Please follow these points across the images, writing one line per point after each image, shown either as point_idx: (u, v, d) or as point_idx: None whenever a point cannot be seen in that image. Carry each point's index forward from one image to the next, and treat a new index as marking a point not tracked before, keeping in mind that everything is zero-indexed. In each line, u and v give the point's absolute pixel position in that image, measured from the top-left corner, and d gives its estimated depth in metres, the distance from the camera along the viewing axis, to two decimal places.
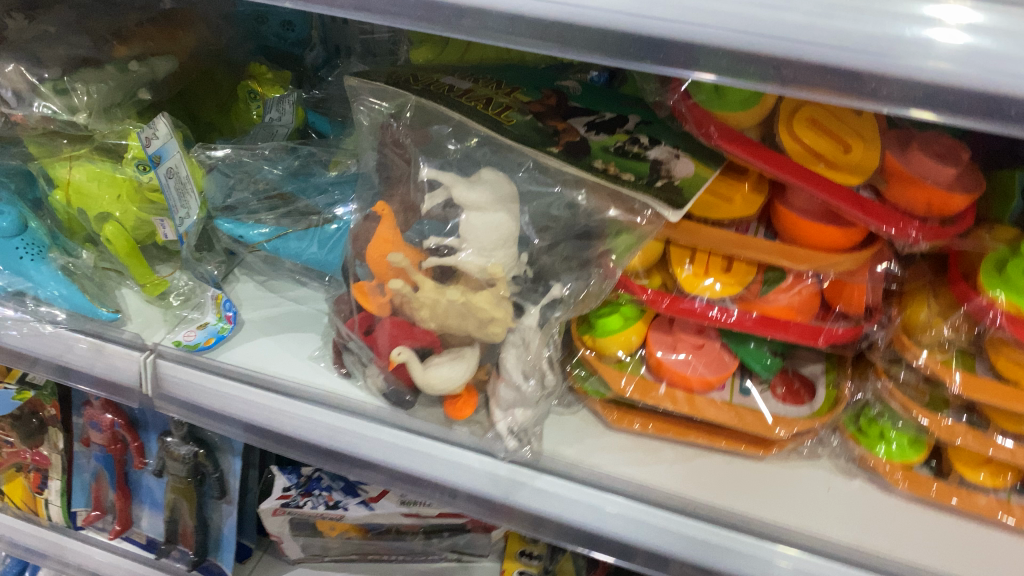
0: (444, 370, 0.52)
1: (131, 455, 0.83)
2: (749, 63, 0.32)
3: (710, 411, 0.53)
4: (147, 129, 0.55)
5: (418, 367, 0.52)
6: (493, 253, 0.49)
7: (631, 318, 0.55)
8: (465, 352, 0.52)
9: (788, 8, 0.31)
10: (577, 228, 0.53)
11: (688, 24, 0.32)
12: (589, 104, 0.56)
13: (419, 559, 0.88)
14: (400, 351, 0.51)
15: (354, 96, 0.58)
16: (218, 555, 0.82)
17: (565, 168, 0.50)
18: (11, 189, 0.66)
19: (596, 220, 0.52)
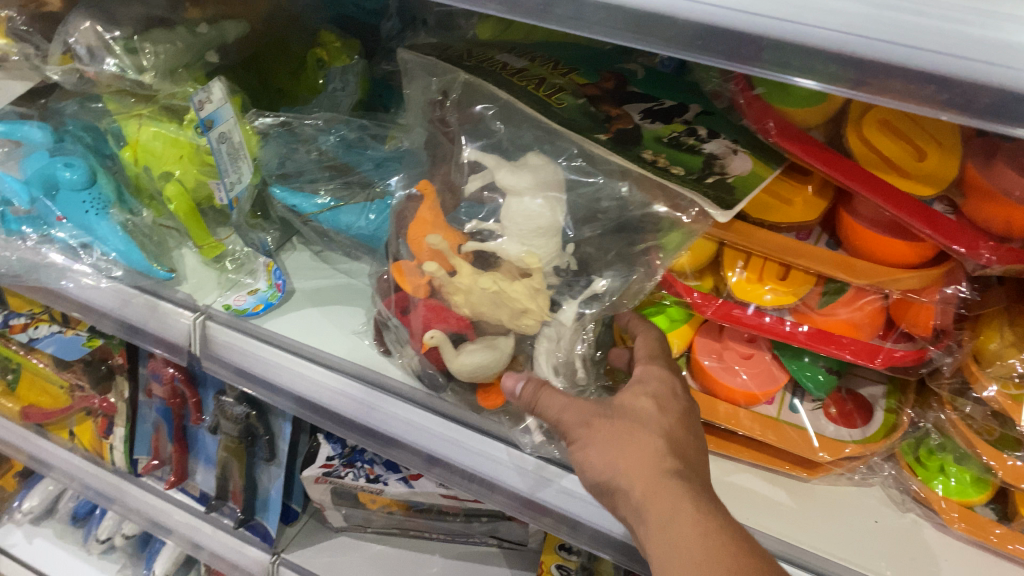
0: (476, 358, 0.49)
1: (189, 411, 0.83)
2: (846, 67, 0.30)
3: (749, 425, 0.50)
4: (200, 93, 0.54)
5: (450, 352, 0.49)
6: (534, 243, 0.47)
7: (677, 321, 0.53)
8: (500, 342, 0.49)
9: (910, 10, 0.28)
10: (627, 222, 0.50)
11: (802, 24, 0.30)
12: (649, 89, 0.54)
13: (460, 540, 0.88)
14: (433, 334, 0.49)
15: (406, 70, 0.58)
16: (264, 515, 0.84)
17: (614, 159, 0.48)
18: (84, 144, 0.67)
19: (639, 211, 0.49)
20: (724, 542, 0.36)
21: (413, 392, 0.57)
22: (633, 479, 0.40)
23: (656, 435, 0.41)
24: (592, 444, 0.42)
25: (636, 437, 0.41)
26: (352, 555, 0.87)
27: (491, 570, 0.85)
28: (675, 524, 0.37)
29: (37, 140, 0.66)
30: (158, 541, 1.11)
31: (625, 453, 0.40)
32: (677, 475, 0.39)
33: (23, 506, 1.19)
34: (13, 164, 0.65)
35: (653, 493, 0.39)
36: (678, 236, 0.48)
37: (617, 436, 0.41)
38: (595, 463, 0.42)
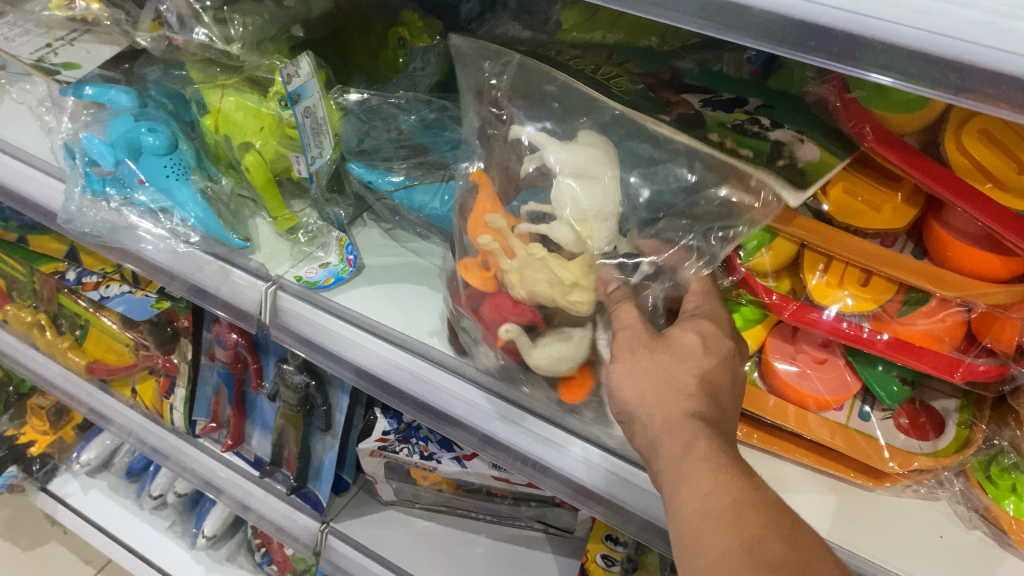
0: (553, 351, 0.49)
1: (250, 376, 0.84)
2: (928, 66, 0.30)
3: (819, 431, 0.50)
4: (289, 65, 0.54)
5: (528, 346, 0.50)
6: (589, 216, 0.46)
7: (750, 322, 0.52)
8: (574, 335, 0.49)
9: (994, 10, 0.28)
10: (695, 204, 0.50)
11: (884, 20, 0.30)
12: (706, 83, 0.54)
13: (507, 523, 0.89)
14: (509, 329, 0.49)
15: (456, 54, 0.58)
16: (315, 484, 0.84)
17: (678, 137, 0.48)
18: (166, 110, 0.69)
19: (713, 192, 0.49)
20: (739, 466, 0.35)
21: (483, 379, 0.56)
22: (657, 410, 0.39)
23: (687, 369, 0.41)
24: (624, 373, 0.42)
25: (670, 371, 0.41)
26: (398, 529, 0.89)
27: (536, 556, 0.86)
28: (688, 449, 0.37)
29: (121, 103, 0.67)
30: (208, 502, 1.14)
31: (654, 383, 0.40)
32: (701, 406, 0.39)
33: (82, 457, 1.22)
34: (98, 126, 0.67)
35: (678, 422, 0.38)
36: (746, 218, 0.48)
37: (650, 371, 0.41)
38: (625, 392, 0.41)
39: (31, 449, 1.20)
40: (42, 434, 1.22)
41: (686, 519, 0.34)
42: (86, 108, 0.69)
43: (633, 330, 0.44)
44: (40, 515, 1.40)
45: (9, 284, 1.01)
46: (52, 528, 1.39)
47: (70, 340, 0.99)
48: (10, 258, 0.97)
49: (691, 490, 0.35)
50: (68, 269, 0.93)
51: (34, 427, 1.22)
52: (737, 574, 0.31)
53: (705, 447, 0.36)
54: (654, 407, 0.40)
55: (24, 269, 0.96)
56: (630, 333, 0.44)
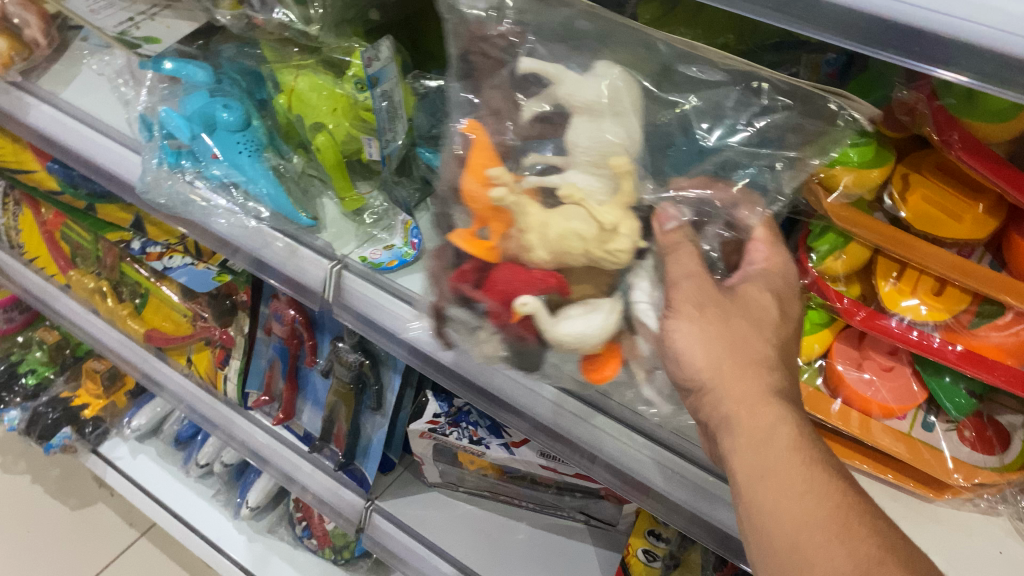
0: (580, 325, 0.42)
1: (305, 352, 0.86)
2: (1010, 68, 0.30)
3: (883, 440, 0.49)
4: (370, 49, 0.56)
5: (549, 319, 0.43)
6: (613, 143, 0.44)
7: (818, 326, 0.52)
8: (600, 310, 0.43)
9: None
10: (743, 144, 0.49)
11: (965, 21, 0.29)
12: None
13: (548, 512, 0.89)
14: (528, 300, 0.42)
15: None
16: (362, 461, 0.85)
17: (722, 59, 0.48)
18: (240, 88, 0.71)
19: (770, 130, 0.48)
20: (827, 473, 0.38)
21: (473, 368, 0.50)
22: (731, 397, 0.40)
23: (750, 347, 0.41)
24: (684, 336, 0.41)
25: (743, 335, 0.41)
26: (441, 511, 0.90)
27: (575, 546, 0.87)
28: (775, 449, 0.39)
29: (197, 79, 0.69)
30: (252, 472, 1.16)
31: (729, 361, 0.41)
32: (776, 396, 0.40)
33: (133, 423, 1.25)
34: (176, 101, 0.69)
35: (759, 417, 0.40)
36: (819, 146, 0.47)
37: (722, 336, 0.41)
38: (688, 365, 0.41)
39: (84, 412, 1.23)
40: (95, 397, 1.25)
41: (778, 508, 0.38)
42: (160, 82, 0.71)
43: (682, 274, 0.42)
44: (88, 476, 1.44)
45: (75, 250, 1.05)
46: (99, 490, 1.43)
47: (130, 308, 1.01)
48: (77, 226, 1.01)
49: (787, 498, 0.38)
50: (133, 238, 0.94)
51: (87, 390, 1.25)
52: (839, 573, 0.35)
53: (792, 450, 0.39)
54: (726, 391, 0.40)
55: (89, 236, 1.01)
56: (679, 279, 0.42)
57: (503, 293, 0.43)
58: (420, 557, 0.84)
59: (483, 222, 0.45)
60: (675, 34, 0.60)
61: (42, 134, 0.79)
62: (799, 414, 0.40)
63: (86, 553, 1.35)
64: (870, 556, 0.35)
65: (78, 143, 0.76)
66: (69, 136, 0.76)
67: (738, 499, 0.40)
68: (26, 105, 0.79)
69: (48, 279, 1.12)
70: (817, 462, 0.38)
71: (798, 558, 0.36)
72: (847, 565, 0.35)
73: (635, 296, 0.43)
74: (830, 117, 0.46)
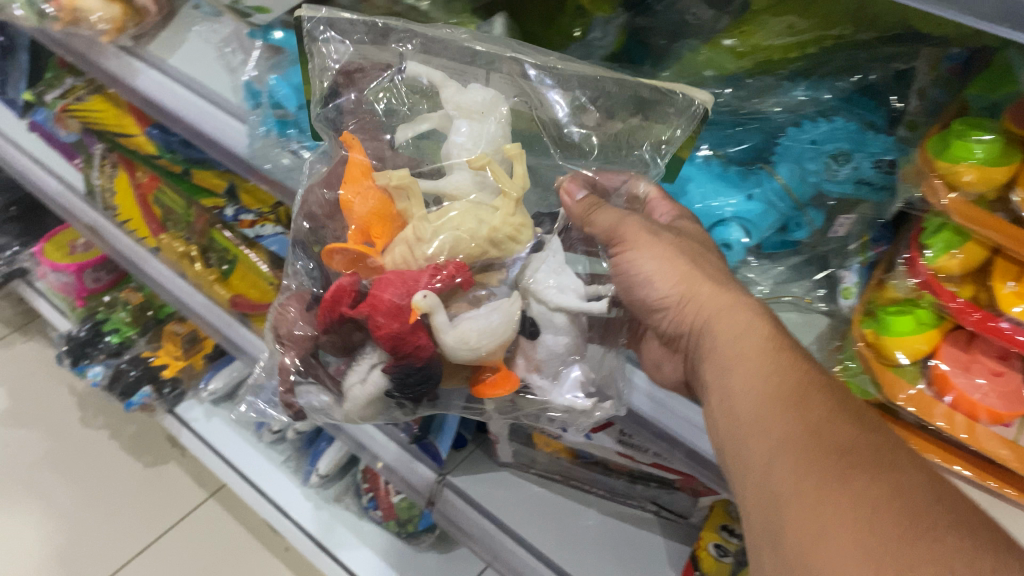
0: (484, 322, 0.46)
1: None
2: None
3: (988, 445, 0.48)
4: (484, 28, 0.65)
5: (445, 320, 0.45)
6: (490, 142, 0.51)
7: (925, 325, 0.51)
8: (502, 304, 0.47)
9: None
10: (623, 136, 0.60)
11: None
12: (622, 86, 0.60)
13: (618, 500, 0.90)
14: (427, 295, 0.44)
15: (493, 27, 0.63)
16: (437, 437, 0.85)
17: (583, 72, 0.58)
18: None
19: (632, 120, 0.59)
20: (793, 358, 0.45)
21: (350, 404, 0.52)
22: (707, 304, 0.50)
23: (715, 275, 0.52)
24: (653, 261, 0.52)
25: (680, 261, 0.51)
26: (511, 491, 0.90)
27: (646, 537, 0.87)
28: (747, 345, 0.47)
29: None
30: (323, 442, 1.18)
31: (681, 280, 0.51)
32: (751, 306, 0.49)
33: (209, 386, 1.29)
34: (282, 73, 0.73)
35: (734, 324, 0.48)
36: (670, 128, 0.57)
37: (672, 260, 0.51)
38: (661, 285, 0.52)
39: (164, 372, 1.26)
40: (174, 359, 1.28)
41: (742, 385, 0.45)
42: (266, 52, 0.76)
43: (615, 222, 0.53)
44: (162, 435, 1.48)
45: (167, 215, 1.09)
46: (171, 449, 1.47)
47: (216, 273, 1.02)
48: (171, 189, 1.05)
49: (753, 377, 0.45)
50: (225, 206, 0.99)
51: (167, 351, 1.29)
52: (775, 418, 0.42)
53: (764, 343, 0.46)
54: (701, 299, 0.50)
55: (182, 201, 1.04)
56: (621, 224, 0.53)
57: (398, 294, 0.44)
58: (488, 534, 0.84)
59: (365, 233, 0.49)
60: (785, 22, 0.62)
61: (145, 98, 0.77)
62: (771, 317, 0.49)
63: (158, 508, 1.40)
64: (822, 416, 0.41)
65: (178, 105, 0.75)
66: (170, 99, 0.75)
67: (713, 389, 0.48)
68: (135, 71, 0.79)
69: (139, 242, 1.12)
70: (784, 349, 0.46)
71: (755, 420, 0.43)
72: (798, 421, 0.41)
73: (537, 283, 0.48)
74: (682, 106, 0.56)
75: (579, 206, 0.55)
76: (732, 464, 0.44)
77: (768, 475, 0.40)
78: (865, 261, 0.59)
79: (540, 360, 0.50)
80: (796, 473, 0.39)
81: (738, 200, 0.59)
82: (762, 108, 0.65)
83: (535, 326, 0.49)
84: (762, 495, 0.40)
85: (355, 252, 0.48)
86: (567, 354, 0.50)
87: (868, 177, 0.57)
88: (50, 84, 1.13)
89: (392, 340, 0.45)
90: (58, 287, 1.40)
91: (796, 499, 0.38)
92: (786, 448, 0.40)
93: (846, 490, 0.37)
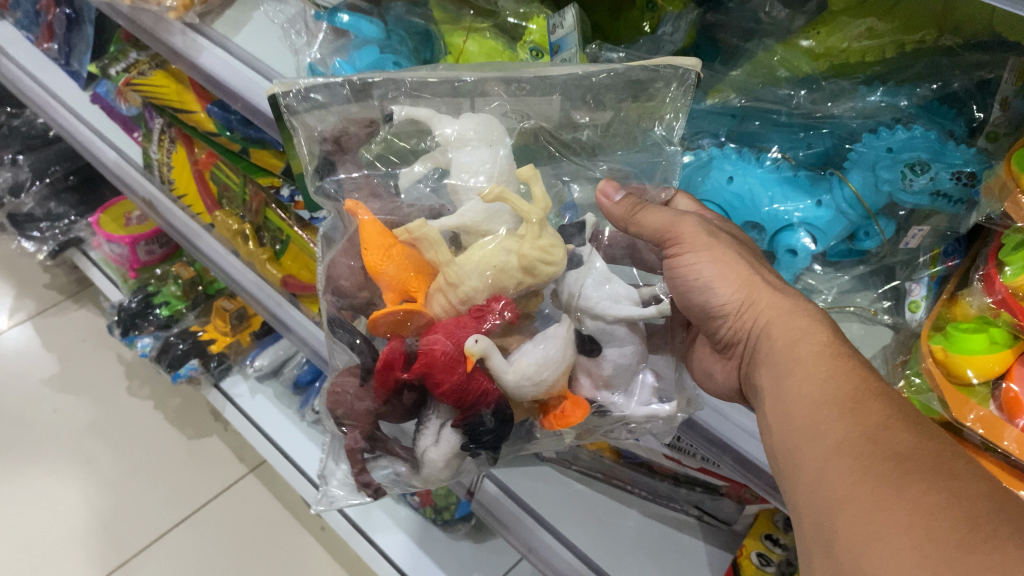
0: (540, 353, 0.47)
1: None
2: None
3: None
4: (555, 19, 0.64)
5: (501, 361, 0.46)
6: (497, 166, 0.51)
7: (999, 344, 0.49)
8: (552, 330, 0.48)
9: None
10: (620, 122, 0.61)
11: None
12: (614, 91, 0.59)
13: (660, 502, 0.90)
14: (478, 340, 0.44)
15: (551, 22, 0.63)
16: None
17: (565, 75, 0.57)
18: (409, 46, 0.72)
19: (626, 105, 0.60)
20: (850, 364, 0.44)
21: (428, 468, 0.52)
22: (765, 310, 0.50)
23: (773, 281, 0.52)
24: (711, 265, 0.51)
25: (737, 268, 0.51)
26: (553, 487, 0.89)
27: (687, 541, 0.86)
28: (803, 351, 0.46)
29: (369, 34, 0.70)
30: None
31: (740, 288, 0.51)
32: (808, 313, 0.49)
33: (256, 362, 1.33)
34: (347, 56, 0.71)
35: (791, 331, 0.48)
36: (670, 102, 0.59)
37: (726, 264, 0.51)
38: (721, 290, 0.51)
39: (211, 347, 1.27)
40: (222, 334, 1.30)
41: (799, 391, 0.45)
42: (330, 34, 0.74)
43: (669, 221, 0.53)
44: (206, 408, 1.51)
45: (223, 191, 1.10)
46: (215, 423, 1.49)
47: (270, 253, 1.05)
48: (228, 167, 1.06)
49: (809, 383, 0.44)
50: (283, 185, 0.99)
51: (216, 327, 1.30)
52: (832, 424, 0.41)
53: (821, 348, 0.46)
54: (759, 305, 0.50)
55: (238, 179, 1.05)
56: (676, 225, 0.53)
57: (449, 346, 0.45)
58: (527, 529, 0.84)
59: (404, 293, 0.47)
60: (864, 25, 0.61)
61: (209, 75, 0.78)
62: (828, 324, 0.48)
63: (199, 480, 1.42)
64: (879, 424, 0.40)
65: (242, 85, 0.75)
66: (233, 78, 0.76)
67: (769, 396, 0.47)
68: (199, 47, 0.79)
69: (193, 217, 1.15)
70: (842, 354, 0.45)
71: (810, 426, 0.42)
72: (854, 425, 0.40)
73: (587, 300, 0.49)
74: (675, 77, 0.58)
75: (620, 207, 0.55)
76: (784, 470, 0.44)
77: (822, 480, 0.40)
78: (935, 275, 0.60)
79: (606, 376, 0.51)
80: (850, 477, 0.38)
81: (807, 205, 0.59)
82: (835, 111, 0.64)
83: (596, 343, 0.50)
84: (815, 501, 0.40)
85: (399, 317, 0.46)
86: (633, 364, 0.51)
87: (947, 189, 0.54)
88: (114, 57, 1.14)
89: (457, 390, 0.45)
90: (112, 258, 1.42)
91: (850, 501, 0.38)
92: (841, 453, 0.40)
93: (902, 491, 0.36)
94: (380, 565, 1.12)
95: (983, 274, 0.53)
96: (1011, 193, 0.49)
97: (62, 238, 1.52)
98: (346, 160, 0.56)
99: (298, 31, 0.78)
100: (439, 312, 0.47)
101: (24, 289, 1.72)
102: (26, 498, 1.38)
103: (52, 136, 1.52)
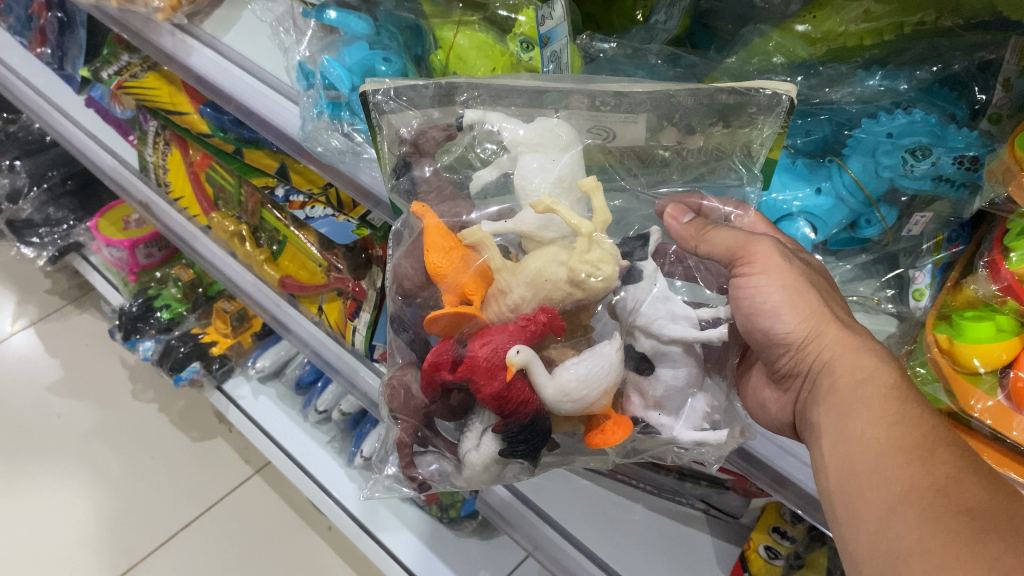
0: (582, 369, 0.44)
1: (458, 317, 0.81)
2: None
3: None
4: (545, 9, 0.62)
5: (543, 372, 0.44)
6: (559, 173, 0.48)
7: (1005, 332, 0.48)
8: (602, 348, 0.44)
9: None
10: (708, 148, 0.56)
11: None
12: (704, 112, 0.54)
13: (665, 497, 0.89)
14: (520, 350, 0.43)
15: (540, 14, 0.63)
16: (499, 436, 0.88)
17: (649, 91, 0.53)
18: (398, 42, 0.70)
19: (715, 131, 0.55)
20: (919, 410, 0.43)
21: (468, 471, 0.51)
22: (831, 346, 0.47)
23: (840, 315, 0.49)
24: (780, 291, 0.48)
25: (806, 296, 0.49)
26: (562, 484, 0.88)
27: (694, 535, 0.85)
28: (867, 391, 0.44)
29: (358, 30, 0.69)
30: (369, 424, 1.18)
31: (809, 315, 0.48)
32: (876, 352, 0.47)
33: (258, 364, 1.30)
34: (335, 53, 0.69)
35: (856, 367, 0.46)
36: (760, 130, 0.54)
37: (793, 289, 0.49)
38: (787, 318, 0.48)
39: (213, 348, 1.27)
40: (223, 335, 1.28)
41: (860, 434, 0.43)
42: (319, 31, 0.72)
43: (742, 241, 0.50)
44: (210, 410, 1.50)
45: (218, 194, 1.08)
46: (219, 425, 1.49)
47: (267, 254, 1.03)
48: (222, 167, 1.04)
49: (873, 425, 0.43)
50: (277, 185, 0.95)
51: (217, 328, 1.28)
52: (899, 474, 0.40)
53: (888, 389, 0.44)
54: (823, 338, 0.48)
55: (233, 180, 1.04)
56: (750, 244, 0.50)
57: (490, 352, 0.43)
58: (532, 525, 0.85)
59: (462, 295, 0.46)
60: (860, 7, 0.60)
61: (199, 77, 0.77)
62: (897, 365, 0.46)
63: (204, 484, 1.41)
64: (949, 475, 0.39)
65: (231, 84, 0.74)
66: (225, 79, 0.74)
67: (826, 436, 0.45)
68: (189, 49, 0.78)
69: (190, 219, 1.15)
70: (910, 399, 0.43)
71: (875, 473, 0.41)
72: (923, 477, 0.39)
73: (643, 317, 0.45)
74: (768, 104, 0.52)
75: (688, 228, 0.53)
76: (841, 517, 0.42)
77: (887, 533, 0.39)
78: (939, 261, 0.59)
79: (657, 397, 0.48)
80: (920, 532, 0.37)
81: (807, 193, 0.58)
82: (833, 97, 0.62)
83: (647, 362, 0.47)
84: (880, 555, 0.39)
85: (451, 317, 0.46)
86: (686, 387, 0.48)
87: (948, 173, 0.54)
88: (107, 60, 1.13)
89: (496, 399, 0.44)
90: (112, 262, 1.42)
91: (919, 557, 0.37)
92: (908, 504, 0.39)
93: (977, 552, 0.35)
94: (388, 564, 1.10)
95: (988, 260, 0.52)
96: (1015, 177, 0.48)
97: (62, 245, 1.52)
98: (422, 161, 0.55)
99: (287, 29, 0.78)
100: (492, 318, 0.45)
101: (26, 294, 1.72)
102: (33, 504, 1.38)
103: (49, 141, 1.52)
